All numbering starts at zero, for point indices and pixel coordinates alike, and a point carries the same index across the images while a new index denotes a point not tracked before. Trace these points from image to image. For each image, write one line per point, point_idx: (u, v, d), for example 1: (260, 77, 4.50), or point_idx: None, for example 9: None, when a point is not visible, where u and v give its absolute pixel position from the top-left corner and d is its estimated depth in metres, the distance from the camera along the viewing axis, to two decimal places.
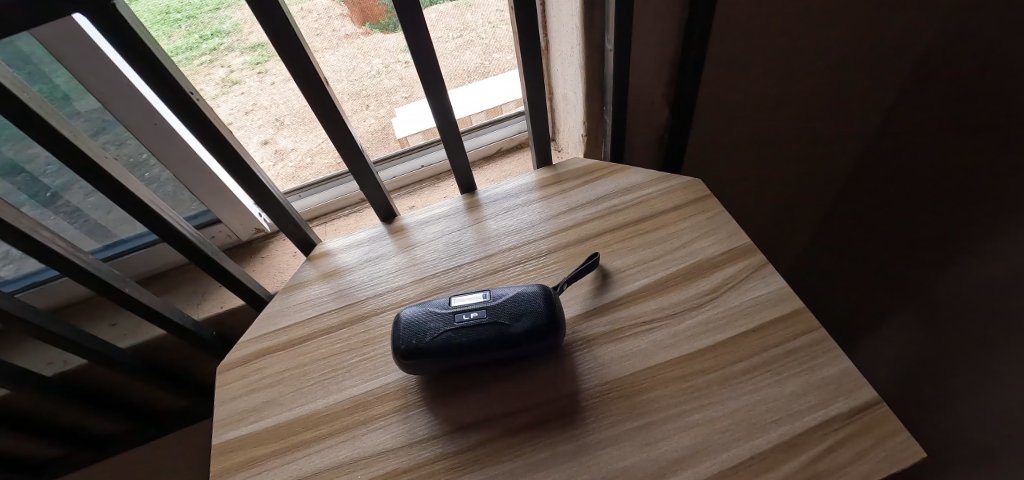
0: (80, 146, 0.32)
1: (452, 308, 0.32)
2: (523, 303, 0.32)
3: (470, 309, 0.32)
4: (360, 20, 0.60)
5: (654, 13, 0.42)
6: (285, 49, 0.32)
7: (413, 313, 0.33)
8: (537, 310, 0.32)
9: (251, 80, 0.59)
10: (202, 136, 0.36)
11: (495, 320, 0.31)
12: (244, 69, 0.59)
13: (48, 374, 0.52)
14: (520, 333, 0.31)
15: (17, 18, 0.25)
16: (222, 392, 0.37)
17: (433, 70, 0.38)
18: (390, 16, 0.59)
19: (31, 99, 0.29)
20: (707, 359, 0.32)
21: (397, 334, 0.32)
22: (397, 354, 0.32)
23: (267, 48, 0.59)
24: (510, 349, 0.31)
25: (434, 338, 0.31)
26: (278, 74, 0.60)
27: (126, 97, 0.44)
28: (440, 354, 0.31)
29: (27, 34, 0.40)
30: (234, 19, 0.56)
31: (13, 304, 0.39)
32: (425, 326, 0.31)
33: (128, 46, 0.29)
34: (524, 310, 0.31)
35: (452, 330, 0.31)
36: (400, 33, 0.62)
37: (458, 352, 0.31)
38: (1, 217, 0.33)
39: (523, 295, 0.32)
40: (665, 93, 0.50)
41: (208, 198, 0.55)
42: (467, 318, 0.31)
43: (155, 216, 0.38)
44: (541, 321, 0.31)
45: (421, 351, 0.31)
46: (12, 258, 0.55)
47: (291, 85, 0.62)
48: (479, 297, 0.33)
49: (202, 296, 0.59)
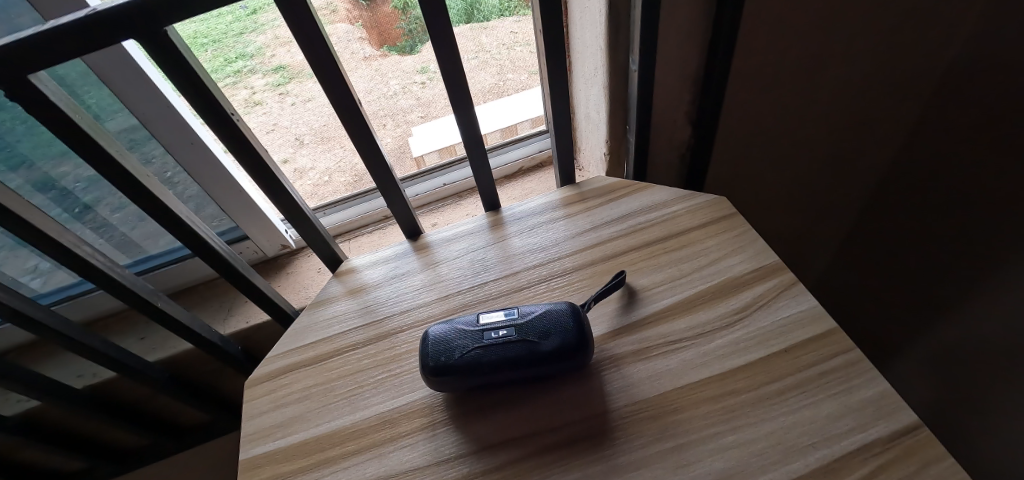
0: (123, 163, 0.34)
1: (480, 326, 0.32)
2: (551, 320, 0.32)
3: (499, 326, 0.32)
4: (378, 42, 0.62)
5: (676, 33, 0.42)
6: (320, 68, 0.34)
7: (439, 327, 0.33)
8: (565, 328, 0.32)
9: (272, 101, 0.61)
10: (238, 152, 0.37)
11: (524, 337, 0.31)
12: (266, 90, 0.60)
13: (77, 386, 0.54)
14: (549, 351, 0.31)
15: (81, 42, 0.27)
16: (251, 406, 0.37)
17: (461, 90, 0.39)
18: (407, 39, 0.63)
19: (83, 119, 0.31)
20: (739, 379, 0.32)
21: (425, 351, 0.32)
22: (425, 371, 0.32)
23: (289, 70, 0.61)
24: (539, 368, 0.31)
25: (462, 355, 0.31)
26: (299, 94, 0.62)
27: (166, 118, 0.46)
28: (467, 371, 0.31)
29: (77, 59, 0.42)
30: (258, 43, 0.57)
31: (48, 315, 0.41)
32: (454, 343, 0.32)
33: (177, 68, 0.31)
34: (554, 328, 0.31)
35: (480, 347, 0.31)
36: (417, 54, 0.65)
37: (486, 369, 0.31)
38: (47, 232, 0.34)
39: (551, 313, 0.32)
40: (687, 111, 0.51)
41: (238, 214, 0.57)
42: (496, 336, 0.31)
43: (190, 231, 0.39)
44: (571, 341, 0.31)
45: (449, 368, 0.31)
46: (40, 273, 0.56)
47: (311, 105, 0.64)
48: (506, 314, 0.33)
49: (230, 310, 0.60)
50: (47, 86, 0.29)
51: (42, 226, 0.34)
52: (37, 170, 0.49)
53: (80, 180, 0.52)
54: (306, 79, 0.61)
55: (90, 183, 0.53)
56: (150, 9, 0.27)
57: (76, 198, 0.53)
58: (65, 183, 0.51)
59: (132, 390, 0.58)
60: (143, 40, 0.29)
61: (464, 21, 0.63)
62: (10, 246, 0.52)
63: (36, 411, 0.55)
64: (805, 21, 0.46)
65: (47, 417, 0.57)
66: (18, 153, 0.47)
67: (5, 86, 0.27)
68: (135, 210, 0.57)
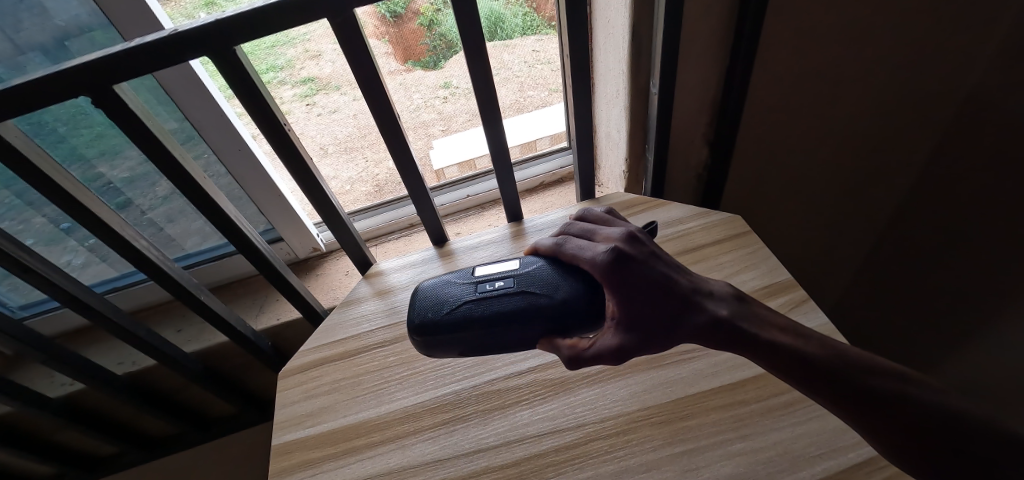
0: (185, 166, 0.37)
1: (475, 281, 0.33)
2: (545, 275, 0.32)
3: (496, 278, 0.33)
4: (403, 58, 0.63)
5: (694, 59, 0.45)
6: (365, 83, 0.37)
7: (435, 281, 0.35)
8: (559, 279, 0.32)
9: (298, 111, 0.64)
10: (287, 158, 0.40)
11: (524, 288, 0.32)
12: (294, 100, 0.63)
13: (118, 373, 0.57)
14: (544, 302, 0.31)
15: (160, 58, 0.31)
16: (282, 396, 0.39)
17: (491, 105, 0.42)
18: (432, 54, 0.64)
19: (154, 124, 0.35)
20: (748, 390, 0.33)
21: (423, 306, 0.33)
22: (422, 325, 0.32)
23: (317, 81, 0.63)
24: (542, 321, 0.31)
25: (455, 307, 0.32)
26: (326, 105, 0.65)
27: (219, 127, 0.50)
28: (461, 322, 0.31)
29: (147, 75, 0.46)
30: (287, 55, 0.59)
31: (102, 303, 0.44)
32: (448, 298, 0.33)
33: (240, 81, 0.34)
34: (546, 281, 0.32)
35: (473, 299, 0.32)
36: (440, 68, 0.66)
37: (479, 320, 0.31)
38: (111, 226, 0.38)
39: (546, 269, 0.33)
40: (705, 133, 0.53)
41: (276, 216, 0.60)
42: (490, 288, 0.32)
43: (236, 231, 0.43)
44: (579, 293, 0.31)
45: (443, 319, 0.32)
46: (73, 268, 0.58)
47: (336, 116, 0.66)
48: (501, 272, 0.34)
49: (261, 308, 0.64)
50: (127, 95, 0.33)
51: (109, 221, 0.38)
52: (82, 166, 0.51)
53: (119, 178, 0.54)
54: (333, 90, 0.64)
55: (129, 181, 0.55)
56: (223, 29, 0.31)
57: (119, 194, 0.55)
58: (107, 180, 0.54)
59: (165, 380, 0.62)
60: (214, 57, 0.33)
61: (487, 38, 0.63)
62: (48, 239, 0.54)
63: (77, 394, 0.58)
64: (821, 50, 0.48)
65: (88, 401, 0.60)
66: (69, 149, 0.50)
67: (93, 93, 0.31)
68: (176, 209, 0.60)
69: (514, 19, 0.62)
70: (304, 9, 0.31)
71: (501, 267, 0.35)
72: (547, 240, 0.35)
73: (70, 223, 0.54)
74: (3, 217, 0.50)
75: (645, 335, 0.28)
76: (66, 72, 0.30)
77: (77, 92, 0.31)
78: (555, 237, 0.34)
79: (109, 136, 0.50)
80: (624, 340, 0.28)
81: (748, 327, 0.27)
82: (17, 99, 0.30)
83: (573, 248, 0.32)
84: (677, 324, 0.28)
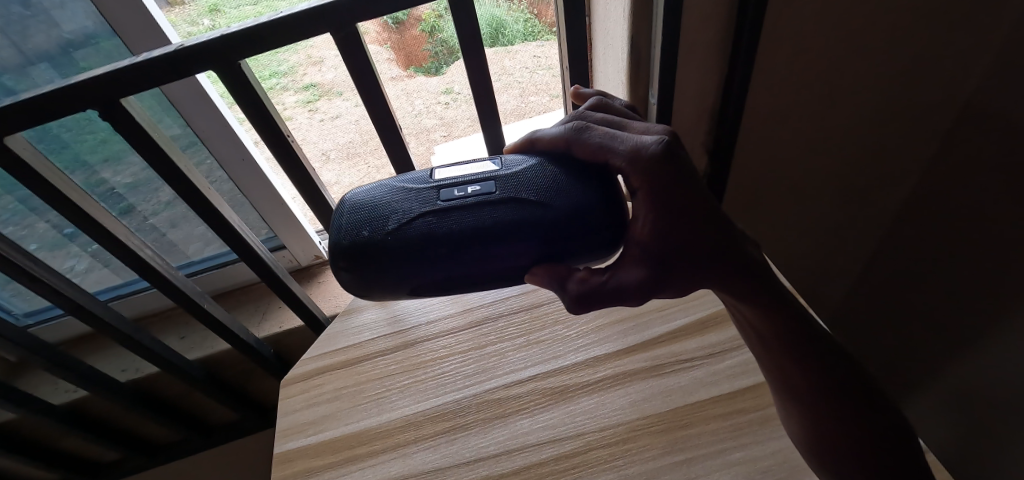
0: (190, 176, 0.39)
1: (438, 190, 0.29)
2: (527, 181, 0.28)
3: (469, 183, 0.28)
4: (405, 63, 0.72)
5: (693, 70, 0.45)
6: (367, 92, 0.38)
7: (391, 192, 0.29)
8: (541, 185, 0.28)
9: (301, 117, 0.66)
10: (290, 166, 0.41)
11: (510, 194, 0.27)
12: (296, 106, 0.65)
13: (122, 380, 0.58)
14: (531, 214, 0.27)
15: (167, 72, 0.31)
16: (285, 405, 0.40)
17: (490, 113, 0.43)
18: (432, 60, 0.71)
19: (160, 136, 0.36)
20: (747, 399, 0.33)
21: (373, 215, 0.28)
22: (373, 238, 0.27)
23: (319, 88, 0.66)
24: (526, 235, 0.27)
25: (411, 222, 0.27)
26: (327, 111, 0.67)
27: (224, 138, 0.50)
28: (419, 239, 0.27)
29: (157, 90, 0.46)
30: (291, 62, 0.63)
31: (108, 312, 0.45)
32: (403, 209, 0.28)
33: (245, 93, 0.35)
34: (528, 187, 0.28)
35: (433, 213, 0.27)
36: (441, 74, 0.71)
37: (444, 235, 0.27)
38: (116, 235, 0.40)
39: (529, 174, 0.28)
40: (704, 142, 0.53)
41: (279, 225, 0.61)
42: (461, 197, 0.28)
43: (239, 239, 0.45)
44: (579, 199, 0.27)
45: (398, 237, 0.27)
46: (76, 273, 0.58)
47: (337, 122, 0.68)
48: (473, 176, 0.29)
49: (264, 315, 0.64)
50: (135, 109, 0.34)
51: (113, 230, 0.40)
52: (87, 170, 0.51)
53: (122, 184, 0.54)
54: (334, 97, 0.67)
55: (132, 186, 0.54)
56: (228, 44, 0.31)
57: (122, 198, 0.55)
58: (110, 186, 0.53)
59: (168, 387, 0.62)
60: (220, 71, 0.33)
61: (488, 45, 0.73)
62: (52, 244, 0.54)
63: (81, 401, 0.59)
64: (821, 60, 0.49)
65: (92, 408, 0.61)
66: (72, 155, 0.49)
67: (100, 106, 0.32)
68: (179, 213, 0.59)
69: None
70: (306, 23, 0.31)
71: (469, 169, 0.30)
72: (557, 129, 0.30)
73: (74, 228, 0.53)
74: (6, 224, 0.50)
75: (676, 268, 0.26)
76: (72, 86, 0.30)
77: (85, 105, 0.32)
78: (569, 128, 0.29)
79: (114, 142, 0.50)
80: (650, 271, 0.26)
81: (769, 277, 0.27)
82: (27, 113, 0.31)
83: (598, 139, 0.27)
84: (711, 260, 0.26)
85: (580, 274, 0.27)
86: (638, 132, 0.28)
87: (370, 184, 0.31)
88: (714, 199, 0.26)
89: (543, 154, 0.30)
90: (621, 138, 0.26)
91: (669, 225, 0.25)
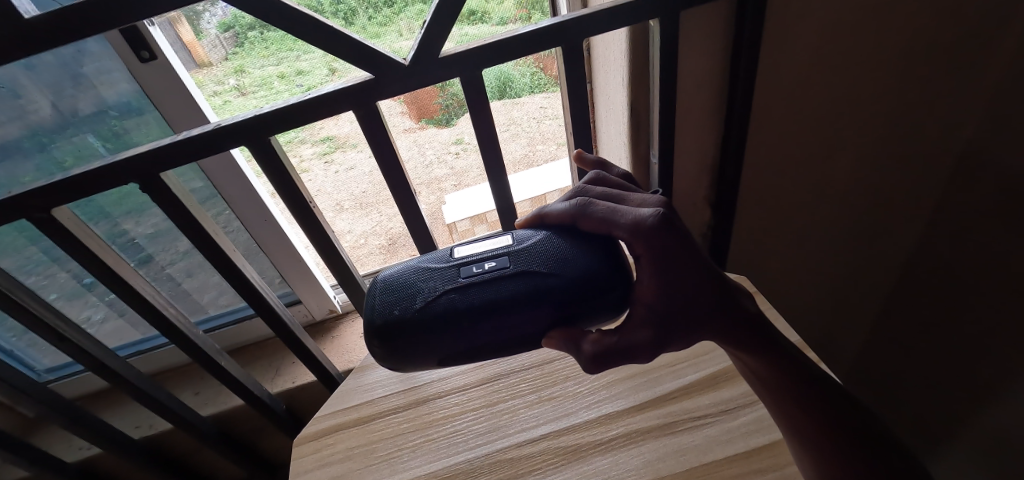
0: (217, 240, 0.41)
1: (458, 266, 0.30)
2: (541, 253, 0.29)
3: (486, 260, 0.30)
4: (417, 115, 0.66)
5: (690, 128, 0.48)
6: (384, 160, 0.41)
7: (415, 272, 0.31)
8: (555, 256, 0.29)
9: (317, 168, 0.68)
10: (310, 227, 0.44)
11: (525, 268, 0.29)
12: (313, 158, 0.67)
13: (136, 437, 0.58)
14: (547, 285, 0.28)
15: (204, 148, 0.34)
16: (297, 465, 0.40)
17: (502, 176, 0.45)
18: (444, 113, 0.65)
19: (191, 203, 0.39)
20: (764, 458, 0.33)
21: (398, 297, 0.30)
22: (398, 318, 0.29)
23: (334, 140, 0.67)
24: (542, 305, 0.28)
25: (435, 299, 0.29)
26: (342, 162, 0.70)
27: (249, 200, 0.53)
28: (442, 317, 0.28)
29: (195, 164, 0.50)
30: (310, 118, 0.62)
31: (128, 369, 0.47)
32: (426, 289, 0.29)
33: (272, 163, 0.38)
34: (543, 259, 0.29)
35: (455, 289, 0.29)
36: (451, 125, 0.69)
37: (466, 310, 0.28)
38: (145, 296, 0.42)
39: (542, 246, 0.30)
40: (706, 194, 0.55)
41: (296, 280, 0.63)
42: (479, 272, 0.29)
43: (258, 297, 0.47)
44: (589, 266, 0.29)
45: (421, 315, 0.29)
46: (93, 323, 0.59)
47: (352, 172, 0.71)
48: (489, 251, 0.31)
49: (277, 370, 0.66)
50: (172, 181, 0.37)
51: (140, 289, 0.42)
52: (111, 222, 0.52)
53: (143, 235, 0.55)
54: (349, 148, 0.69)
55: (152, 236, 0.56)
56: (260, 123, 0.35)
57: (141, 248, 0.56)
58: (131, 236, 0.55)
59: (180, 444, 0.62)
60: (251, 145, 0.36)
61: (497, 97, 0.65)
62: (71, 293, 0.55)
63: (94, 459, 0.59)
64: (812, 115, 0.51)
65: (104, 467, 0.61)
66: (97, 208, 0.51)
67: (141, 179, 0.35)
68: (196, 262, 0.61)
69: (523, 79, 0.62)
70: (332, 103, 0.35)
71: (486, 244, 0.31)
72: (563, 204, 0.31)
73: (93, 278, 0.55)
74: (29, 274, 0.51)
75: (680, 323, 0.28)
76: (120, 162, 0.33)
77: (127, 178, 0.34)
78: (574, 202, 0.31)
79: (136, 194, 0.52)
80: (658, 328, 0.28)
81: (765, 328, 0.30)
82: (75, 187, 0.33)
83: (601, 213, 0.29)
84: (711, 316, 0.28)
85: (591, 335, 0.28)
86: (636, 204, 0.30)
87: (396, 264, 0.32)
88: (710, 259, 0.29)
89: (551, 225, 0.32)
90: (623, 211, 0.28)
91: (672, 285, 0.27)
